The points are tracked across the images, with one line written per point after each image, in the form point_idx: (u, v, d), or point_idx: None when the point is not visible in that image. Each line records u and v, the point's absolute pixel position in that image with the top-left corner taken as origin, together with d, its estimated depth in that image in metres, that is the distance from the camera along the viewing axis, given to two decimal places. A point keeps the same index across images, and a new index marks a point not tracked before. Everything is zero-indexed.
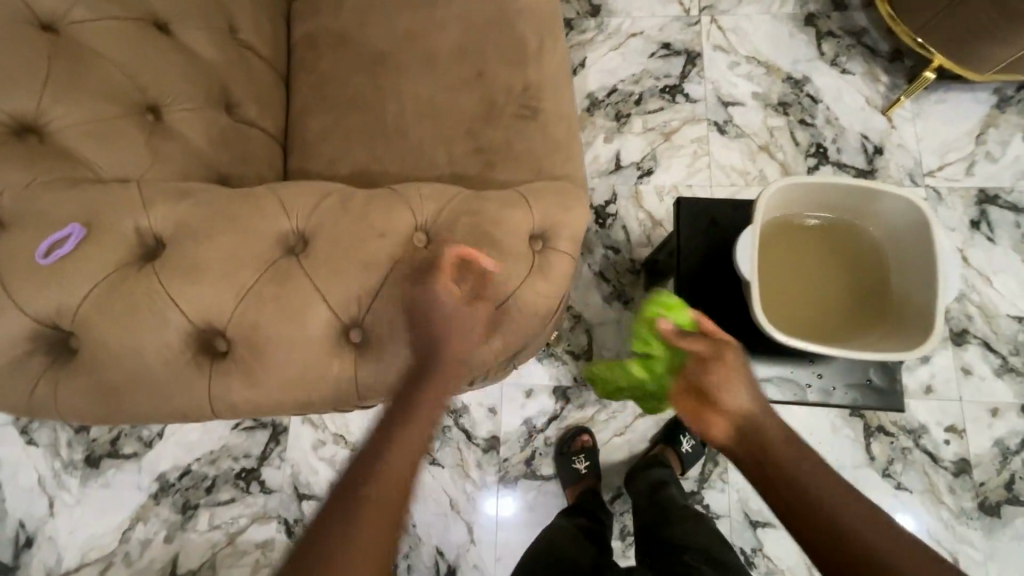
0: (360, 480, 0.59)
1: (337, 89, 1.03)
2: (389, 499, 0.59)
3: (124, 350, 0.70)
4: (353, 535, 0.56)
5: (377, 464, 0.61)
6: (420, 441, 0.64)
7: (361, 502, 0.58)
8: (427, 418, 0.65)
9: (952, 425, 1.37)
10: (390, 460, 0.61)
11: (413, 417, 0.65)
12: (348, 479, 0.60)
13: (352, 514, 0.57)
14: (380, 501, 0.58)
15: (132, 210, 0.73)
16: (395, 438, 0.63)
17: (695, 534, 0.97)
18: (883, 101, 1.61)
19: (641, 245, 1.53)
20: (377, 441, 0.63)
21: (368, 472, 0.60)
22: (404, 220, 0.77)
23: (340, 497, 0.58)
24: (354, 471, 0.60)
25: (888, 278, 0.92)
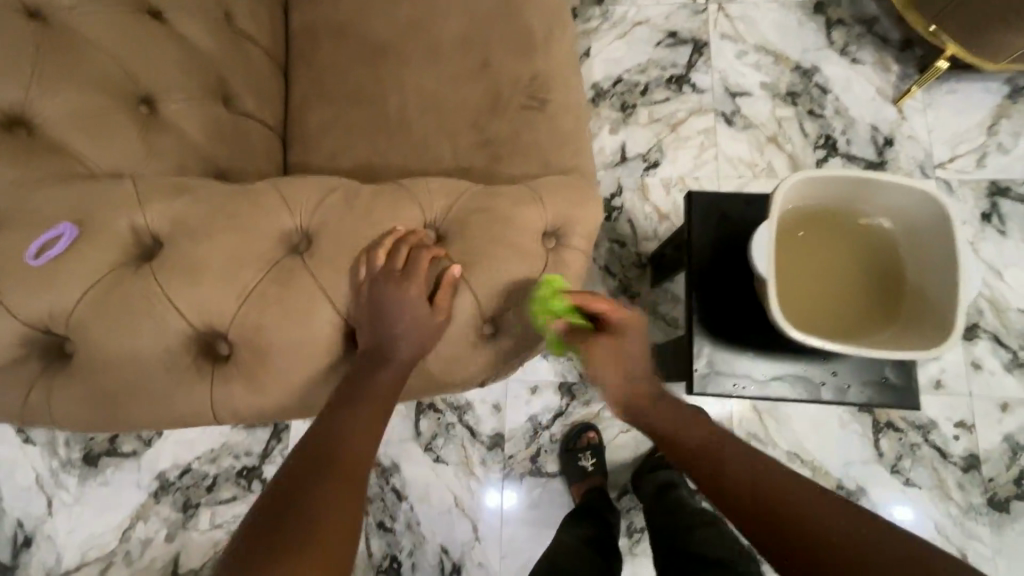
0: (311, 465, 0.59)
1: (338, 79, 1.00)
2: (338, 480, 0.58)
3: (120, 353, 0.67)
4: (302, 518, 0.54)
5: (326, 447, 0.61)
6: (370, 425, 0.65)
7: (312, 484, 0.57)
8: (376, 399, 0.66)
9: (962, 420, 1.35)
10: (340, 441, 0.62)
11: (359, 399, 0.66)
12: (296, 468, 0.59)
13: (300, 496, 0.56)
14: (332, 483, 0.58)
15: (127, 207, 0.70)
16: (342, 422, 0.64)
17: (713, 547, 0.92)
18: (893, 91, 1.57)
19: (648, 239, 1.50)
20: (322, 426, 0.63)
21: (318, 457, 0.60)
22: (412, 218, 0.75)
23: (290, 481, 0.58)
24: (298, 459, 0.60)
25: (906, 273, 0.89)
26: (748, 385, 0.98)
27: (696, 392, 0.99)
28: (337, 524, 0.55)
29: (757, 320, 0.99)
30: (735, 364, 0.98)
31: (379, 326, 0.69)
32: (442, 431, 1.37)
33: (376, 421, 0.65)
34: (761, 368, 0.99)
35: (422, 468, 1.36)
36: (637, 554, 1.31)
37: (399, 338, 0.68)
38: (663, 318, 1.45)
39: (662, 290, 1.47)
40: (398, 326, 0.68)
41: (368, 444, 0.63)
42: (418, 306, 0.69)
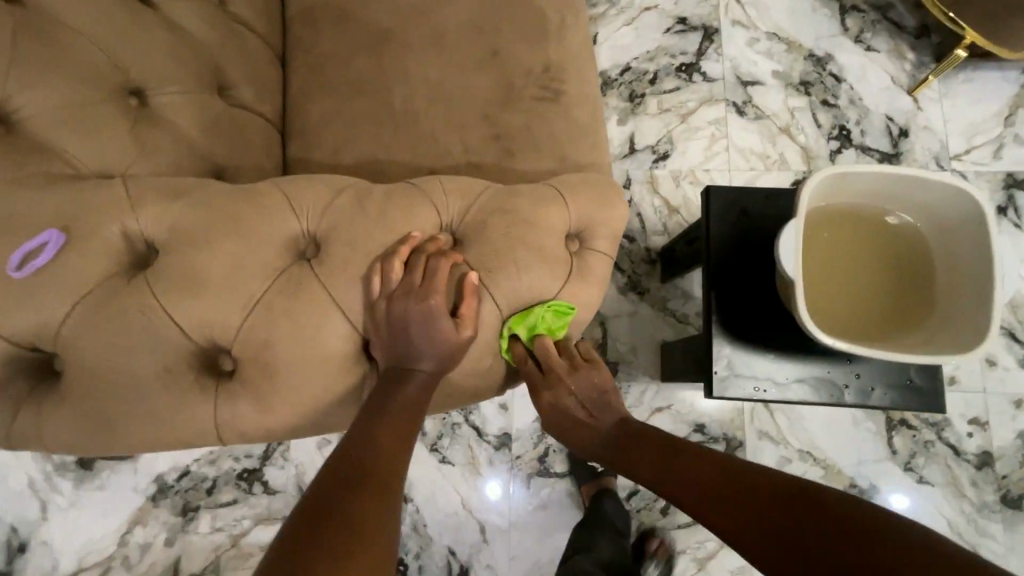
0: (341, 483, 0.55)
1: (339, 69, 0.94)
2: (371, 498, 0.54)
3: (116, 367, 0.63)
4: (338, 536, 0.49)
5: (357, 464, 0.57)
6: (400, 444, 0.61)
7: (344, 501, 0.53)
8: (405, 417, 0.62)
9: (976, 417, 1.34)
10: (371, 458, 0.58)
11: (387, 415, 0.62)
12: (324, 485, 0.55)
13: (334, 513, 0.51)
14: (366, 500, 0.54)
15: (119, 211, 0.65)
16: (371, 440, 0.59)
17: None
18: (909, 81, 1.53)
19: (657, 234, 1.45)
20: (349, 443, 0.59)
21: (350, 474, 0.56)
22: (427, 220, 0.71)
23: (322, 496, 0.53)
24: (327, 477, 0.56)
25: (935, 273, 0.86)
26: (769, 388, 0.95)
27: (715, 396, 0.95)
28: (374, 543, 0.50)
29: (779, 321, 0.96)
30: (756, 367, 0.95)
31: (397, 338, 0.65)
32: (448, 432, 1.32)
33: (405, 440, 0.61)
34: (783, 371, 0.95)
35: (428, 468, 1.30)
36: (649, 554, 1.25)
37: (415, 348, 0.64)
38: (672, 314, 1.41)
39: (673, 287, 1.42)
40: (417, 342, 0.64)
41: (399, 465, 0.59)
42: (438, 318, 0.65)
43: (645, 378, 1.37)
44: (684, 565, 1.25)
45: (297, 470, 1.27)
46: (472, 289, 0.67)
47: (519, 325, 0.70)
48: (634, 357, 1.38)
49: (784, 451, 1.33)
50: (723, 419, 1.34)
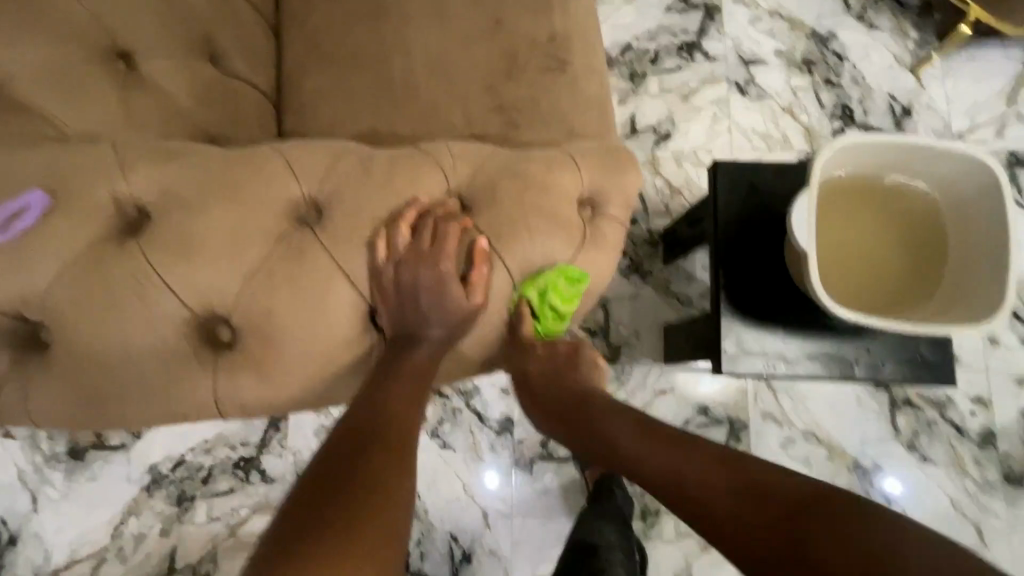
0: (353, 444, 0.54)
1: (335, 38, 0.90)
2: (386, 456, 0.54)
3: (108, 338, 0.60)
4: (352, 493, 0.49)
5: (367, 426, 0.57)
6: (412, 407, 0.61)
7: (356, 461, 0.52)
8: (414, 382, 0.63)
9: (979, 396, 1.33)
10: (382, 420, 0.58)
11: (396, 380, 0.62)
12: (335, 447, 0.54)
13: (349, 473, 0.51)
14: (379, 459, 0.53)
15: (107, 175, 0.62)
16: (380, 405, 0.59)
17: None
18: (912, 59, 1.51)
19: (659, 216, 1.42)
20: (358, 408, 0.59)
21: (360, 436, 0.55)
22: (435, 185, 0.68)
23: (333, 458, 0.53)
24: (337, 440, 0.55)
25: (950, 243, 0.84)
26: (779, 365, 0.94)
27: (724, 373, 0.94)
28: (391, 498, 0.50)
29: (789, 296, 0.94)
30: (766, 344, 0.94)
31: (405, 304, 0.64)
32: (449, 417, 1.29)
33: (417, 405, 0.61)
34: (793, 347, 0.94)
35: (428, 454, 1.27)
36: (654, 537, 1.24)
37: (424, 314, 0.64)
38: (676, 297, 1.38)
39: (676, 269, 1.39)
40: (426, 306, 0.64)
41: (412, 426, 0.59)
42: (448, 283, 0.64)
43: (648, 360, 1.35)
44: (689, 546, 1.23)
45: (295, 457, 1.24)
46: (483, 255, 0.65)
47: (530, 288, 0.67)
48: (638, 339, 1.36)
49: (788, 432, 1.31)
50: (728, 401, 1.33)
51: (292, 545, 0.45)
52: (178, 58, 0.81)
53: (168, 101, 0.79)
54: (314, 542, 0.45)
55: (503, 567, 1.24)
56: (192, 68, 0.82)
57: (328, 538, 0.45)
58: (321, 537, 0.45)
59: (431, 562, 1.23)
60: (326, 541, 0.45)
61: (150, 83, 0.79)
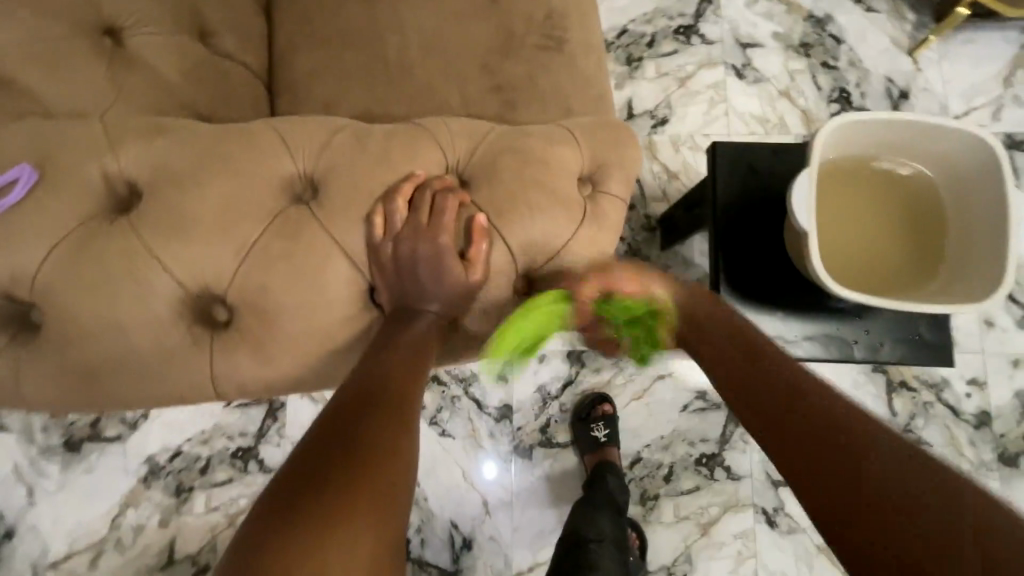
0: (351, 413, 0.54)
1: (328, 16, 0.89)
2: (383, 426, 0.54)
3: (100, 317, 0.58)
4: (347, 463, 0.49)
5: (365, 396, 0.56)
6: (413, 376, 0.59)
7: (352, 430, 0.52)
8: (414, 352, 0.61)
9: (974, 377, 1.33)
10: (381, 389, 0.57)
11: (395, 351, 0.60)
12: (333, 416, 0.54)
13: (345, 445, 0.51)
14: (376, 430, 0.53)
15: (97, 151, 0.61)
16: (381, 374, 0.58)
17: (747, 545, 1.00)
18: (910, 41, 1.50)
19: (657, 201, 1.41)
20: (358, 376, 0.58)
21: (358, 405, 0.55)
22: (434, 161, 0.67)
23: (330, 428, 0.53)
24: (335, 409, 0.55)
25: (948, 224, 0.84)
26: (778, 346, 0.94)
27: None
28: (386, 470, 0.50)
29: (789, 275, 0.94)
30: (765, 325, 0.93)
31: (404, 279, 0.63)
32: (448, 405, 1.28)
33: (418, 374, 0.60)
34: (792, 329, 0.94)
35: (427, 441, 1.26)
36: (653, 521, 1.24)
37: (423, 288, 0.63)
38: (674, 282, 1.36)
39: (674, 255, 1.37)
40: (426, 281, 0.63)
41: (412, 395, 0.58)
42: (446, 256, 0.63)
43: None
44: (688, 530, 1.23)
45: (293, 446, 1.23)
46: (482, 231, 0.64)
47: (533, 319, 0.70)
48: None
49: None
50: None
51: (286, 512, 0.46)
52: (167, 35, 0.79)
53: (158, 80, 0.77)
54: (308, 510, 0.46)
55: (504, 552, 1.24)
56: (181, 45, 0.80)
57: (320, 507, 0.46)
58: (314, 506, 0.46)
59: (431, 548, 1.23)
60: (319, 509, 0.46)
61: (139, 61, 0.77)
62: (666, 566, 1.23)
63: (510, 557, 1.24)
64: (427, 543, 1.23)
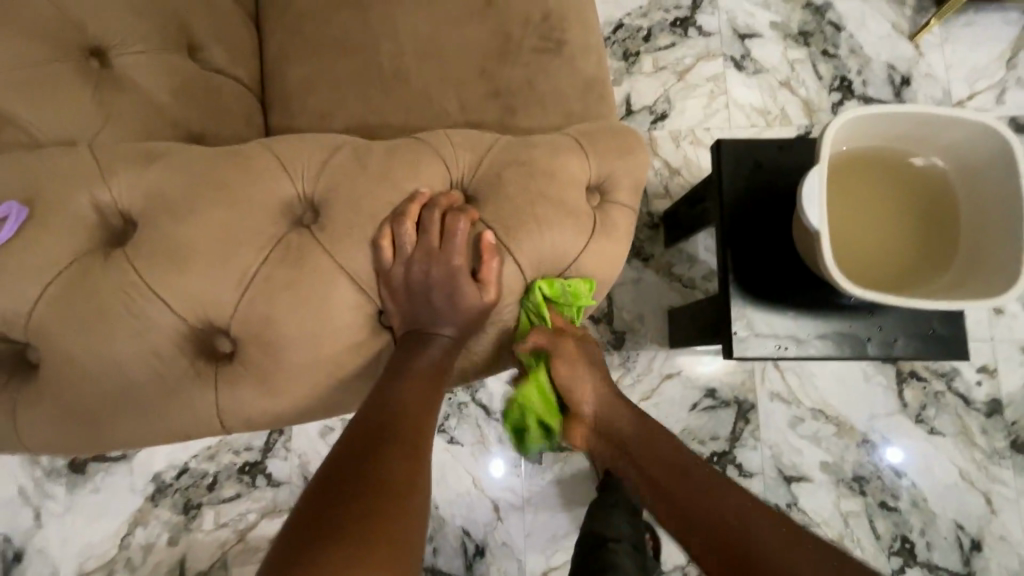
0: (364, 444, 0.52)
1: (320, 25, 0.86)
2: (398, 457, 0.52)
3: (100, 353, 0.57)
4: (362, 497, 0.47)
5: (377, 425, 0.54)
6: (424, 403, 0.58)
7: (367, 461, 0.51)
8: (425, 378, 0.59)
9: (984, 365, 1.28)
10: (393, 418, 0.55)
11: (407, 377, 0.59)
12: (344, 449, 0.52)
13: (360, 475, 0.49)
14: (391, 461, 0.51)
15: (87, 181, 0.59)
16: (392, 403, 0.57)
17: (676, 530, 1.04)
18: (910, 26, 1.47)
19: (661, 198, 1.38)
20: (369, 406, 0.57)
21: (371, 435, 0.53)
22: (436, 176, 0.66)
23: (346, 458, 0.51)
24: (347, 440, 0.53)
25: (960, 216, 0.83)
26: (791, 346, 0.92)
27: (735, 357, 0.92)
28: (403, 500, 0.49)
29: (799, 275, 0.92)
30: (776, 325, 0.92)
31: (416, 302, 0.61)
32: (455, 412, 1.26)
33: (430, 400, 0.58)
34: (804, 328, 0.92)
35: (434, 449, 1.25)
36: None
37: (436, 311, 0.61)
38: (679, 280, 1.33)
39: (678, 252, 1.34)
40: (438, 304, 0.61)
41: (424, 423, 0.57)
42: (460, 279, 0.61)
43: (653, 345, 1.30)
44: None
45: (300, 460, 1.22)
46: (491, 250, 0.62)
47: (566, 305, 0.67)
48: (641, 324, 1.31)
49: (797, 411, 1.27)
50: (735, 381, 1.28)
51: (303, 552, 0.43)
52: (155, 52, 0.77)
53: (148, 101, 0.76)
54: (326, 549, 0.43)
55: (517, 558, 1.22)
56: (170, 62, 0.78)
57: (340, 545, 0.43)
58: (332, 544, 0.43)
59: (443, 556, 1.21)
60: (337, 546, 0.43)
61: (127, 82, 0.75)
62: (681, 565, 1.21)
63: (523, 563, 1.22)
64: (439, 552, 1.21)
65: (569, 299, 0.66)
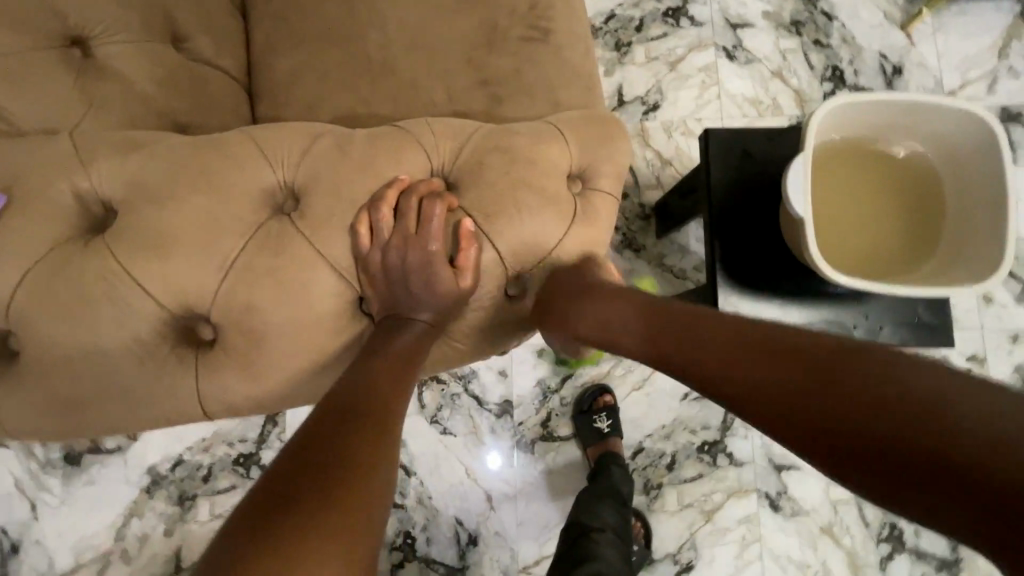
0: (332, 425, 0.52)
1: (305, 14, 0.86)
2: (366, 438, 0.52)
3: (82, 341, 0.57)
4: (325, 476, 0.48)
5: (348, 407, 0.54)
6: (397, 386, 0.58)
7: (334, 442, 0.51)
8: (401, 363, 0.60)
9: (974, 354, 1.29)
10: (364, 401, 0.55)
11: (383, 362, 0.59)
12: (313, 429, 0.52)
13: (325, 455, 0.49)
14: (358, 442, 0.51)
15: (69, 170, 0.60)
16: (363, 386, 0.57)
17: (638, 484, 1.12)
18: (902, 15, 1.47)
19: (652, 189, 1.38)
20: (341, 388, 0.57)
21: (340, 416, 0.53)
22: (419, 164, 0.66)
23: (313, 438, 0.51)
24: (316, 420, 0.53)
25: (945, 204, 0.83)
26: None
27: None
28: (368, 481, 0.49)
29: (784, 263, 0.93)
30: (763, 313, 0.92)
31: (395, 288, 0.62)
32: (448, 403, 1.27)
33: (403, 384, 0.59)
34: (791, 316, 0.93)
35: (428, 440, 1.25)
36: (657, 509, 1.23)
37: (415, 298, 0.62)
38: (670, 270, 1.34)
39: (669, 243, 1.35)
40: (417, 290, 0.62)
41: (395, 407, 0.57)
42: (437, 265, 0.61)
43: None
44: (693, 517, 1.22)
45: None
46: (470, 237, 0.62)
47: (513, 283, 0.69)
48: None
49: None
50: None
51: (262, 530, 0.44)
52: (138, 41, 0.77)
53: (132, 91, 0.76)
54: (285, 528, 0.44)
55: (509, 547, 1.23)
56: (154, 52, 0.78)
57: (300, 525, 0.44)
58: (291, 524, 0.44)
59: (437, 546, 1.22)
60: (294, 525, 0.44)
61: (110, 71, 0.75)
62: (672, 553, 1.22)
63: (516, 552, 1.23)
64: (433, 542, 1.22)
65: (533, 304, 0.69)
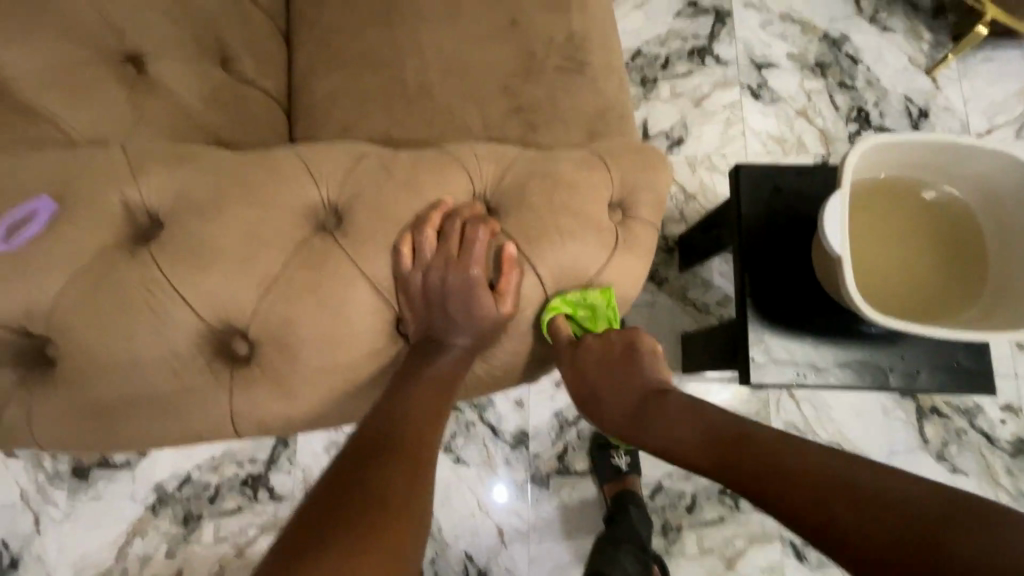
0: (367, 453, 0.51)
1: (349, 40, 0.88)
2: (402, 464, 0.51)
3: (118, 350, 0.57)
4: (361, 504, 0.46)
5: (385, 433, 0.53)
6: (432, 414, 0.57)
7: (372, 468, 0.49)
8: (437, 390, 0.59)
9: (1008, 403, 1.24)
10: (399, 429, 0.54)
11: (417, 389, 0.58)
12: (348, 455, 0.51)
13: (360, 484, 0.48)
14: (394, 470, 0.50)
15: (118, 180, 0.61)
16: (397, 413, 0.55)
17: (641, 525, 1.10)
18: (927, 61, 1.48)
19: (675, 222, 1.37)
20: (377, 414, 0.55)
21: (376, 441, 0.52)
22: (460, 186, 0.66)
23: (349, 466, 0.50)
24: (352, 447, 0.52)
25: (987, 248, 0.81)
26: (811, 374, 0.90)
27: (753, 383, 0.90)
28: (403, 512, 0.47)
29: (817, 300, 0.91)
30: (793, 351, 0.90)
31: (434, 311, 0.61)
32: (462, 431, 1.24)
33: (438, 412, 0.57)
34: (824, 355, 0.90)
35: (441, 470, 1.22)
36: (676, 553, 1.18)
37: (453, 321, 0.61)
38: (693, 304, 1.32)
39: (692, 276, 1.33)
40: (455, 314, 0.61)
41: (430, 435, 0.55)
42: (476, 288, 0.60)
43: None
44: (712, 563, 1.17)
45: (303, 475, 1.19)
46: (510, 262, 0.62)
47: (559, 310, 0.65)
48: None
49: None
50: (749, 411, 1.25)
51: (298, 554, 0.42)
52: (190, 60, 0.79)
53: (180, 107, 0.78)
54: (320, 557, 0.42)
55: None
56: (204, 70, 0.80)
57: (337, 550, 0.42)
58: (329, 548, 0.42)
59: None
60: (331, 554, 0.42)
61: (161, 88, 0.77)
62: None
63: None
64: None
65: (588, 311, 0.66)
